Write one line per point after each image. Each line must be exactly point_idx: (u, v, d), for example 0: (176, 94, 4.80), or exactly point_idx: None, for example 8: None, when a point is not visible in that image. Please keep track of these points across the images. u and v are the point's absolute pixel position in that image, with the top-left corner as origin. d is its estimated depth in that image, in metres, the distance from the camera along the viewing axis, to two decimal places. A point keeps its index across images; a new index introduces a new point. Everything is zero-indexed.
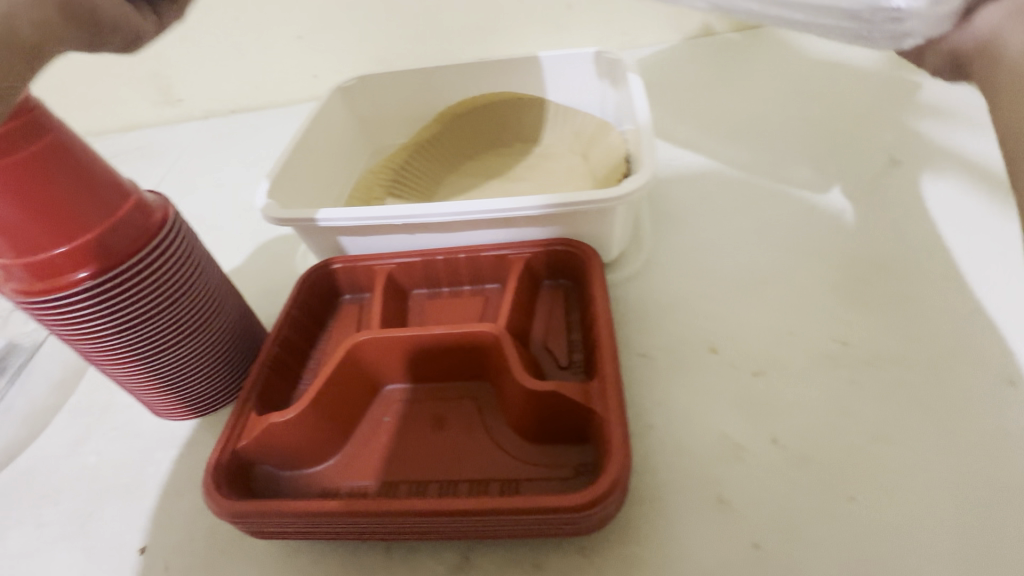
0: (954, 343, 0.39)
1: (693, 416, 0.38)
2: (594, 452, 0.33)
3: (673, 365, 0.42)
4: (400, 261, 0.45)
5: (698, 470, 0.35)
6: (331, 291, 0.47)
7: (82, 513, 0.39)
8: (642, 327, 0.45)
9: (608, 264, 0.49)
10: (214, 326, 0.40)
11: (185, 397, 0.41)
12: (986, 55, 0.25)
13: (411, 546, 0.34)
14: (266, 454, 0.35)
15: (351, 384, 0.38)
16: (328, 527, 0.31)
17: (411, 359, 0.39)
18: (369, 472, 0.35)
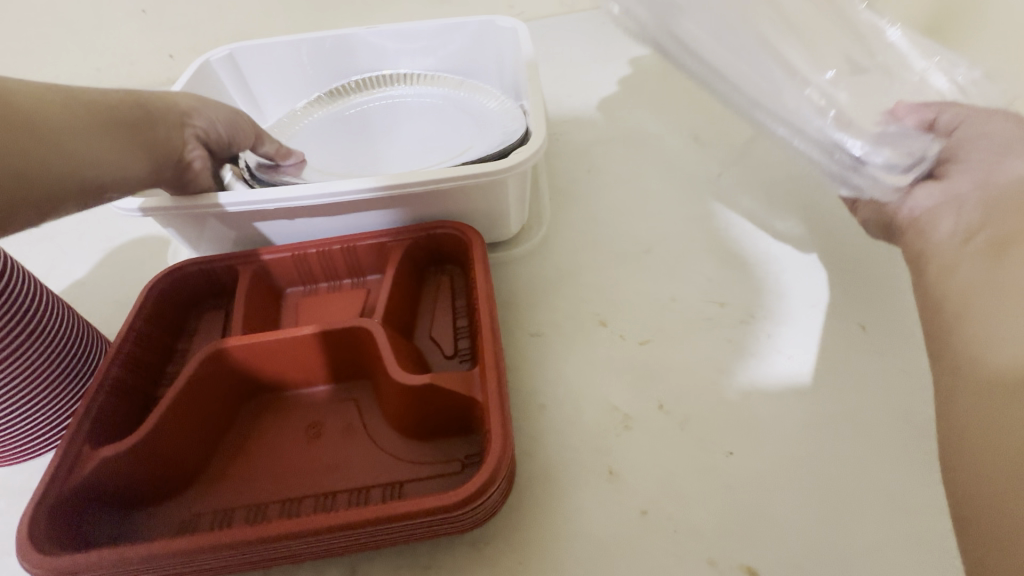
0: (815, 295, 0.42)
1: (584, 391, 0.38)
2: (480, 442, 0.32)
3: (565, 342, 0.41)
4: (266, 258, 0.41)
5: (588, 445, 0.35)
6: (189, 298, 0.41)
7: None
8: (533, 305, 0.44)
9: (498, 244, 0.48)
10: (31, 355, 0.33)
11: (5, 441, 0.34)
12: (914, 226, 0.33)
13: (289, 568, 0.31)
14: (106, 493, 0.30)
15: (209, 401, 0.33)
16: (181, 567, 0.27)
17: (279, 365, 0.35)
18: (234, 497, 0.31)
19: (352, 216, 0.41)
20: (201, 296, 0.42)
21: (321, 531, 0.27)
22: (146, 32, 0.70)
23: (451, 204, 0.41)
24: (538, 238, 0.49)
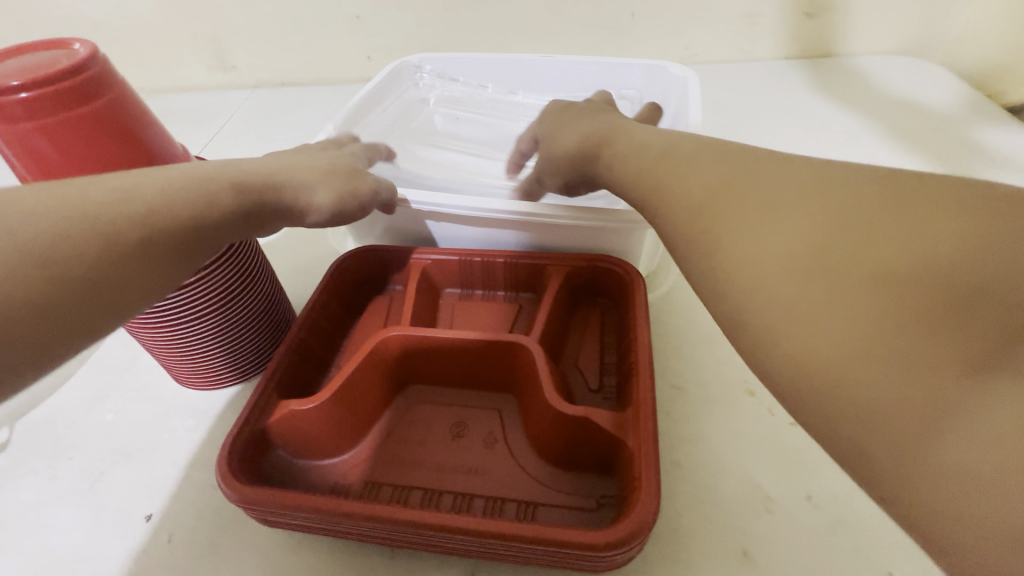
0: None
1: (724, 460, 0.36)
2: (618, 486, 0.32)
3: (708, 403, 0.40)
4: (436, 258, 0.44)
5: (724, 520, 0.34)
6: (365, 280, 0.46)
7: (93, 471, 0.39)
8: (674, 355, 0.43)
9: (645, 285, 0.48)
10: (249, 302, 0.39)
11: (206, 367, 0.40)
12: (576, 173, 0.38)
13: (417, 555, 0.33)
14: (283, 440, 0.35)
15: (376, 380, 0.37)
16: (340, 526, 0.30)
17: (439, 362, 0.38)
18: (383, 474, 0.34)
19: (494, 233, 0.44)
20: (373, 279, 0.46)
21: (468, 533, 0.28)
22: (356, 35, 0.81)
23: (586, 240, 0.42)
24: (686, 287, 0.48)
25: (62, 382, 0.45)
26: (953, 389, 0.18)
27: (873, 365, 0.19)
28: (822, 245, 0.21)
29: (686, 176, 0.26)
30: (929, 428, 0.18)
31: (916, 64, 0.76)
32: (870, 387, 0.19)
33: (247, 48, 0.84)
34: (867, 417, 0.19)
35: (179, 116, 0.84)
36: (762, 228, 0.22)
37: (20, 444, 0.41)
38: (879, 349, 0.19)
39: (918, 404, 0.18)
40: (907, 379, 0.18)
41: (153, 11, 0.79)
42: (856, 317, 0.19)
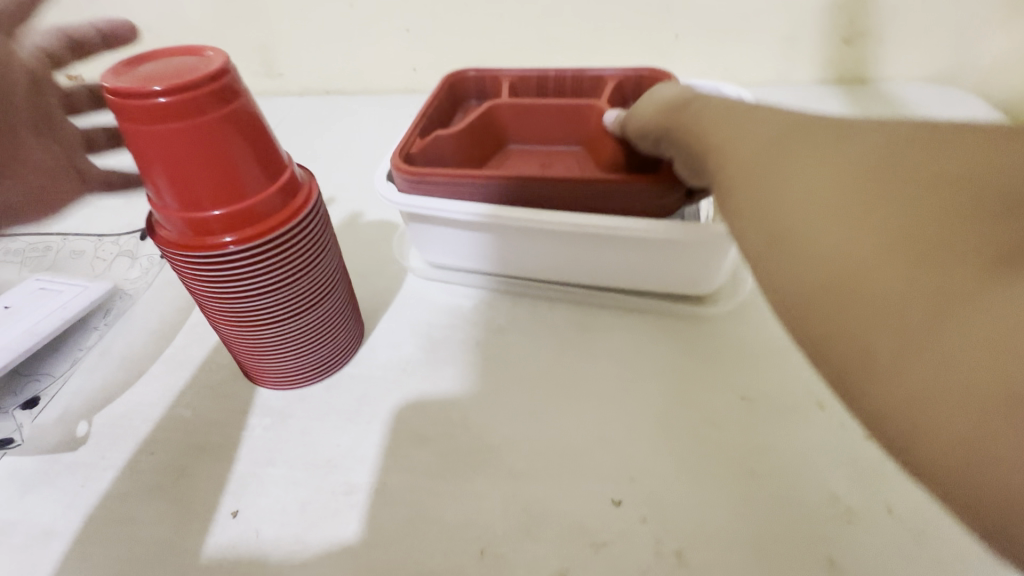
0: None
1: (801, 470, 0.37)
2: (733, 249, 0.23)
3: (777, 413, 0.41)
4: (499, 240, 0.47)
5: (807, 528, 0.35)
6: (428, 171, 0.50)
7: (176, 467, 0.40)
8: (740, 367, 0.44)
9: (707, 297, 0.49)
10: (330, 303, 0.41)
11: (288, 367, 0.42)
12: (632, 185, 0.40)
13: (504, 555, 0.34)
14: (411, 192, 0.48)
15: (486, 118, 0.53)
16: (465, 188, 0.44)
17: (525, 121, 0.54)
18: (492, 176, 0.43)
19: (576, 246, 0.45)
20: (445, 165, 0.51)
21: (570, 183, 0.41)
22: (404, 47, 0.82)
23: (668, 254, 0.44)
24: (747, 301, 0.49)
25: (136, 379, 0.46)
26: (960, 290, 0.17)
27: (905, 286, 0.18)
28: (887, 216, 0.19)
29: (742, 135, 0.26)
30: (983, 392, 0.16)
31: (949, 92, 0.78)
32: (926, 340, 0.17)
33: (296, 57, 0.85)
34: (911, 373, 0.17)
35: None
36: (816, 205, 0.21)
37: (99, 439, 0.41)
38: (912, 270, 0.18)
39: (973, 368, 0.16)
40: (943, 302, 0.17)
41: (206, 18, 0.81)
42: (881, 232, 0.19)
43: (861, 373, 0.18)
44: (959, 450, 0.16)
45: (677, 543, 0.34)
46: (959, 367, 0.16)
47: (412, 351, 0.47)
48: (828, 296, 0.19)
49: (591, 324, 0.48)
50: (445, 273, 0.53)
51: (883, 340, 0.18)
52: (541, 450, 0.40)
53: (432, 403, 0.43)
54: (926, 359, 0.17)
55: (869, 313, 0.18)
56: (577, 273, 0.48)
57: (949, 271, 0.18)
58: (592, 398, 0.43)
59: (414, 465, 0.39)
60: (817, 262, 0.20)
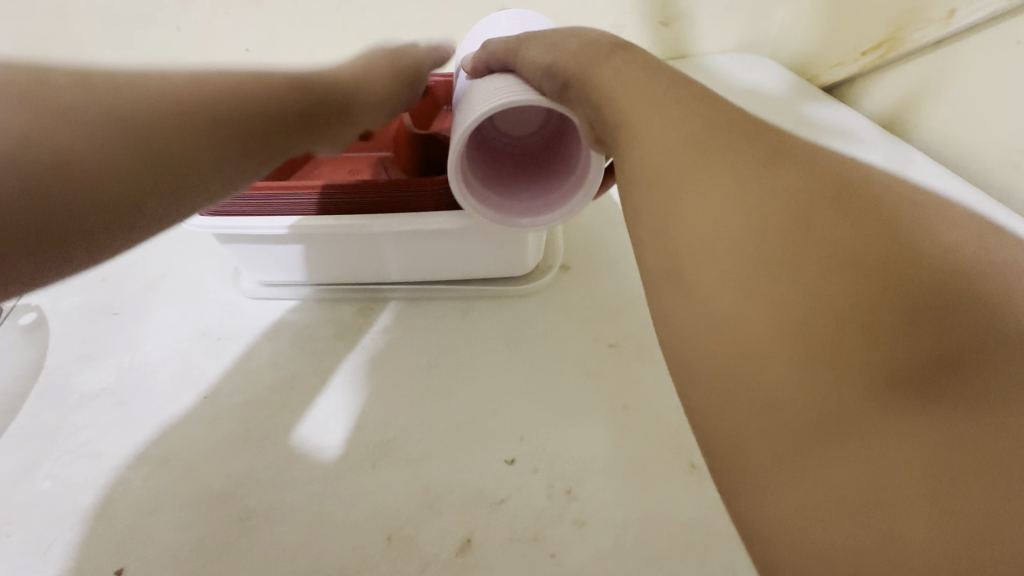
0: None
1: (664, 396, 0.43)
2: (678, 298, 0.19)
3: (640, 353, 0.46)
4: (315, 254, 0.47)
5: (672, 443, 0.40)
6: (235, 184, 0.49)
7: (44, 542, 0.37)
8: (608, 319, 0.49)
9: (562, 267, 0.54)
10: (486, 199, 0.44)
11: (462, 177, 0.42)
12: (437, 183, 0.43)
13: (411, 536, 0.36)
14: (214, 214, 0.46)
15: None
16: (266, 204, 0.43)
17: None
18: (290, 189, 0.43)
19: (394, 243, 0.46)
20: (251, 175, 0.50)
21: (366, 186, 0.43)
22: None
23: (480, 238, 0.46)
24: (604, 261, 0.54)
25: None
26: (876, 413, 0.16)
27: (780, 351, 0.17)
28: (799, 269, 0.18)
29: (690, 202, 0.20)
30: (867, 498, 0.15)
31: (754, 59, 0.90)
32: (807, 475, 0.16)
33: None
34: (777, 407, 0.16)
35: None
36: (716, 189, 0.20)
37: None
38: (820, 354, 0.17)
39: (866, 457, 0.15)
40: (812, 378, 0.16)
41: None
42: (789, 292, 0.17)
43: (658, 300, 0.20)
44: (808, 500, 0.15)
45: (567, 482, 0.38)
46: (802, 498, 0.15)
47: (296, 367, 0.46)
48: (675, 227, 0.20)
49: (431, 315, 0.50)
50: (274, 291, 0.52)
51: (744, 502, 0.16)
52: (437, 431, 0.41)
53: (324, 411, 0.43)
54: (782, 492, 0.16)
55: (700, 291, 0.19)
56: (403, 268, 0.50)
57: (812, 327, 0.17)
58: (477, 373, 0.45)
59: (312, 476, 0.39)
60: (681, 239, 0.20)
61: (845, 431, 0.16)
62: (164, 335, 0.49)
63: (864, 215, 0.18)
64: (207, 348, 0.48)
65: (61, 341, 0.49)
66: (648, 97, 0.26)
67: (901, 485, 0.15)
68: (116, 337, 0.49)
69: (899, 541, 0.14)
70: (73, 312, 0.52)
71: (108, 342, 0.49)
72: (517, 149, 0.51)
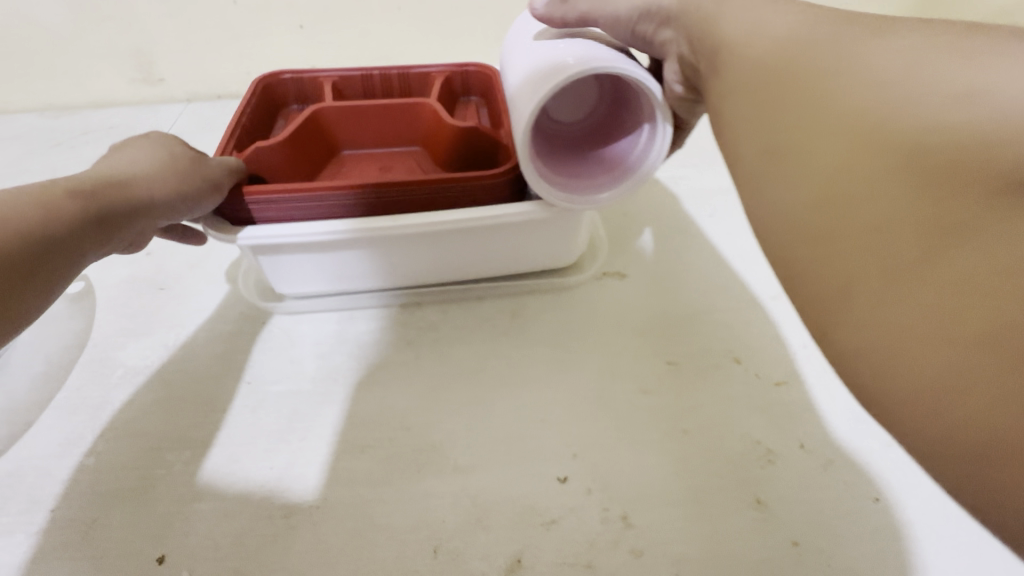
0: None
1: (725, 422, 0.40)
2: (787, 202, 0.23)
3: (700, 373, 0.43)
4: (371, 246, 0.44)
5: (734, 473, 0.37)
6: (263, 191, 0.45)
7: (85, 521, 0.36)
8: (665, 335, 0.46)
9: (617, 273, 0.52)
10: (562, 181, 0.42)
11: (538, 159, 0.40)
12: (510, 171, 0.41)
13: (459, 550, 0.34)
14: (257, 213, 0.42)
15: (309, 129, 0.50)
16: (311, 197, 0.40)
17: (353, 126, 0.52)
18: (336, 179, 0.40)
19: (444, 245, 0.44)
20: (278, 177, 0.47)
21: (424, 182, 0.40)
22: (300, 45, 0.77)
23: (535, 234, 0.45)
24: (660, 271, 0.52)
25: (23, 433, 0.41)
26: (977, 218, 0.18)
27: (878, 184, 0.20)
28: (894, 119, 0.20)
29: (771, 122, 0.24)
30: (959, 286, 0.18)
31: None
32: (904, 296, 0.18)
33: (176, 58, 0.77)
34: (883, 245, 0.19)
35: (100, 135, 0.75)
36: (813, 78, 0.23)
37: None
38: (919, 181, 0.19)
39: (978, 262, 0.18)
40: (912, 204, 0.19)
41: (63, 22, 0.72)
42: (889, 145, 0.20)
43: (769, 196, 0.23)
44: (924, 314, 0.18)
45: (622, 507, 0.36)
46: (909, 309, 0.18)
47: (341, 360, 0.45)
48: (780, 133, 0.23)
49: (483, 316, 0.48)
50: (307, 302, 0.48)
51: (845, 334, 0.20)
52: (486, 441, 0.40)
53: (368, 409, 0.42)
54: (900, 313, 0.18)
55: (814, 177, 0.22)
56: (448, 271, 0.47)
57: (907, 163, 0.19)
58: (527, 381, 0.43)
59: (356, 476, 0.38)
60: (784, 129, 0.23)
61: (949, 242, 0.18)
62: (207, 316, 0.48)
63: (961, 66, 0.20)
64: (252, 333, 0.47)
65: (108, 314, 0.49)
66: (744, 30, 0.28)
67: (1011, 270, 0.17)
68: (161, 314, 0.49)
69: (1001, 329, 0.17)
70: (119, 284, 0.51)
71: (152, 318, 0.48)
72: (579, 129, 0.49)
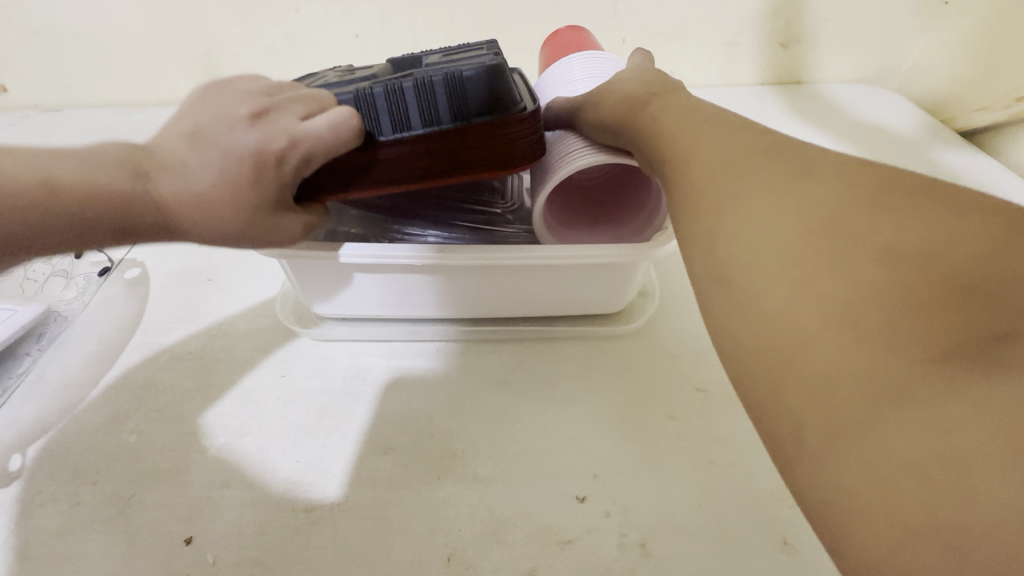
0: None
1: (755, 457, 0.39)
2: (752, 312, 0.22)
3: (730, 402, 0.42)
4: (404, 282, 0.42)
5: (760, 509, 0.36)
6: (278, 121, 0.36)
7: (122, 496, 0.38)
8: (696, 362, 0.45)
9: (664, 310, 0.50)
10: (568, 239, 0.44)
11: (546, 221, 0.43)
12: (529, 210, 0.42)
13: (472, 560, 0.34)
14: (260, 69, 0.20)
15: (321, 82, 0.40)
16: None
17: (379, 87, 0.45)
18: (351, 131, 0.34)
19: (508, 275, 0.42)
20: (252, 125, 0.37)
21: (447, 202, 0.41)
22: (355, 54, 0.80)
23: (589, 276, 0.43)
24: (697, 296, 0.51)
25: (75, 407, 0.43)
26: (934, 386, 0.18)
27: (831, 332, 0.20)
28: (849, 275, 0.20)
29: (756, 221, 0.23)
30: (910, 466, 0.18)
31: (875, 91, 0.82)
32: (855, 457, 0.19)
33: (238, 61, 0.81)
34: (831, 405, 0.19)
35: (165, 131, 0.79)
36: (769, 210, 0.23)
37: (39, 472, 0.39)
38: (880, 338, 0.19)
39: (929, 425, 0.18)
40: (864, 360, 0.19)
41: (140, 23, 0.77)
42: (850, 297, 0.20)
43: (728, 320, 0.23)
44: (870, 475, 0.18)
45: (641, 534, 0.35)
46: (859, 465, 0.18)
47: (371, 361, 0.46)
48: (744, 260, 0.23)
49: (523, 352, 0.47)
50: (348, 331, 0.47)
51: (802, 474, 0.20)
52: (507, 453, 0.40)
53: (395, 410, 0.43)
54: (868, 516, 0.18)
55: (807, 354, 0.20)
56: (497, 307, 0.46)
57: (863, 317, 0.20)
58: (551, 400, 0.43)
59: (377, 477, 0.39)
60: (739, 255, 0.23)
61: (912, 402, 0.18)
62: (248, 309, 0.50)
63: (910, 223, 0.21)
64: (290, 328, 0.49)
65: (158, 300, 0.51)
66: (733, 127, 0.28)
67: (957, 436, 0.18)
68: (207, 304, 0.51)
69: (952, 505, 0.17)
70: (171, 273, 0.54)
71: (199, 307, 0.51)
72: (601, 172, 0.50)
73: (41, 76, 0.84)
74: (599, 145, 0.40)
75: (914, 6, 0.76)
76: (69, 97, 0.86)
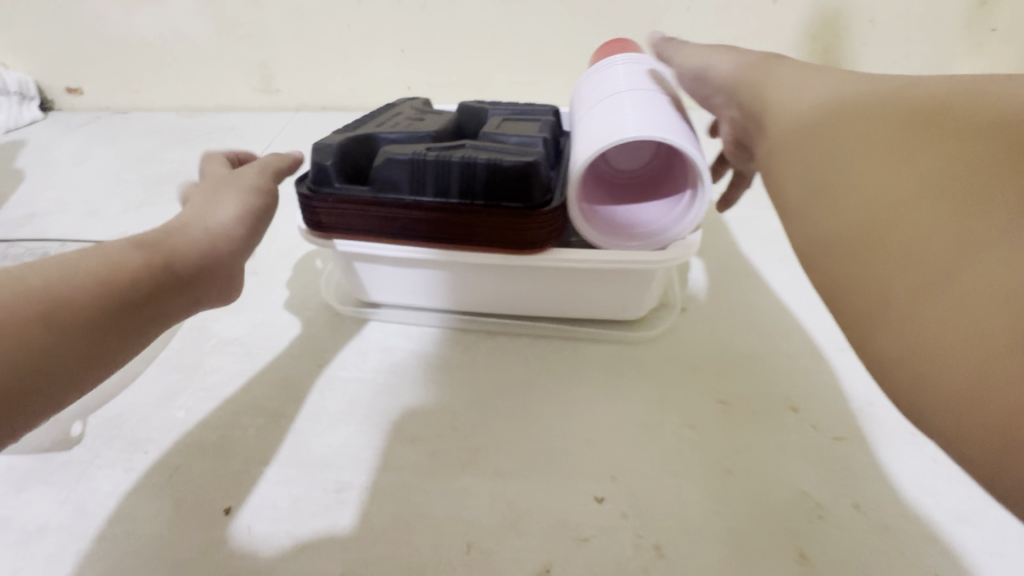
0: None
1: (774, 470, 0.39)
2: (833, 219, 0.25)
3: (752, 417, 0.42)
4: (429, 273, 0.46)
5: (777, 521, 0.36)
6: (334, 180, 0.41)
7: (170, 465, 0.41)
8: (720, 374, 0.46)
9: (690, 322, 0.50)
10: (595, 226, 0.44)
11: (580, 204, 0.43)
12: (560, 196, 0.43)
13: (491, 549, 0.36)
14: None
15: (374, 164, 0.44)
16: None
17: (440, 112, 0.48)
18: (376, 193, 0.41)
19: (529, 278, 0.45)
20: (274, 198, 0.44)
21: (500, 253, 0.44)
22: (400, 67, 0.84)
23: (599, 283, 0.45)
24: (723, 311, 0.51)
25: (131, 382, 0.47)
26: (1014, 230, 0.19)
27: (904, 214, 0.22)
28: (924, 165, 0.23)
29: (836, 148, 0.27)
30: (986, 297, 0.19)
31: None
32: (930, 304, 0.20)
33: (292, 73, 0.87)
34: (904, 270, 0.21)
35: (222, 135, 0.85)
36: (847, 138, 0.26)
37: (98, 439, 0.43)
38: (953, 207, 0.21)
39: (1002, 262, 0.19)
40: (934, 228, 0.21)
41: (207, 35, 0.83)
42: (912, 191, 0.22)
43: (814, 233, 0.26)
44: (945, 319, 0.20)
45: (656, 537, 0.36)
46: (920, 345, 0.20)
47: (404, 356, 0.48)
48: (827, 182, 0.26)
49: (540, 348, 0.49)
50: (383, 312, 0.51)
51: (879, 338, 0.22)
52: (528, 450, 0.41)
53: (423, 402, 0.45)
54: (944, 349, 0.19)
55: (880, 237, 0.23)
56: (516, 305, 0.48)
57: (935, 193, 0.22)
58: (572, 402, 0.44)
59: (404, 464, 0.40)
60: (823, 179, 0.27)
61: (982, 253, 0.20)
62: (291, 301, 0.54)
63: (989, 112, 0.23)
64: (329, 321, 0.52)
65: None
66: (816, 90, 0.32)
67: (1012, 299, 0.18)
68: (254, 295, 0.54)
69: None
70: None
71: (247, 298, 0.54)
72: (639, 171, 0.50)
73: (115, 81, 0.91)
74: (642, 125, 0.40)
75: (957, 34, 0.76)
76: (137, 101, 0.93)
